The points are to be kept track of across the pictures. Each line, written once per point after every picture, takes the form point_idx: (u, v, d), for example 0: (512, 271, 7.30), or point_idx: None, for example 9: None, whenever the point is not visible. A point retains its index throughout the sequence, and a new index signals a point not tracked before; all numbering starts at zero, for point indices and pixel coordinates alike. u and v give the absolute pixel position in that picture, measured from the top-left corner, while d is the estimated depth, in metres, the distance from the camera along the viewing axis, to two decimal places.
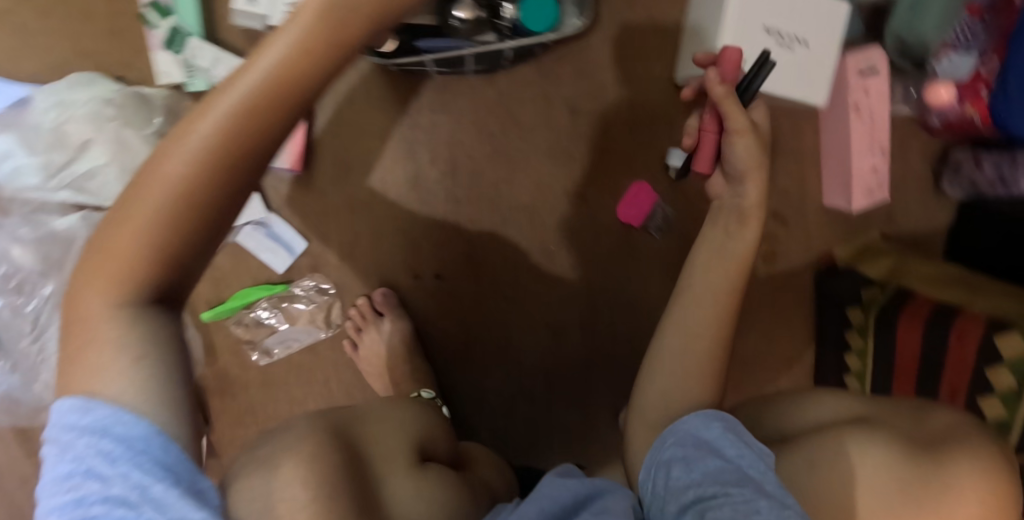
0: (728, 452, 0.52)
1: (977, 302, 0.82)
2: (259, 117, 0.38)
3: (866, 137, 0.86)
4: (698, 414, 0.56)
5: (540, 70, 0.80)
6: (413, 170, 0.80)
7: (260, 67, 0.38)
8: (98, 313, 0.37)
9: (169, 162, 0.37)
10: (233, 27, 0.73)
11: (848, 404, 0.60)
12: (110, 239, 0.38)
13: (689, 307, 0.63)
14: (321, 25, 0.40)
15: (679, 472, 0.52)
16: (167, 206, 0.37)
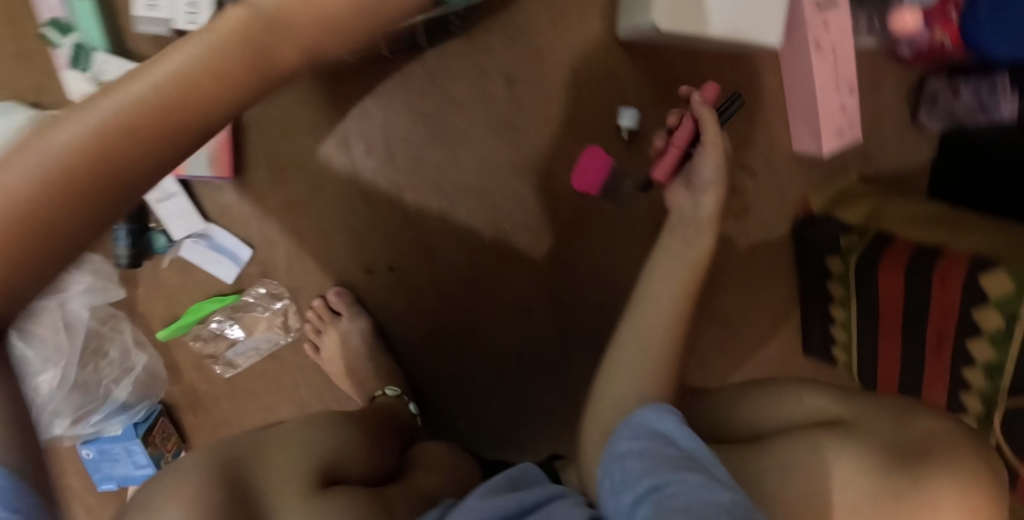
0: (684, 444, 0.50)
1: (959, 241, 0.77)
2: (150, 122, 0.39)
3: (830, 75, 0.80)
4: (651, 405, 0.54)
5: (468, 41, 0.75)
6: (350, 162, 0.77)
7: (160, 76, 0.40)
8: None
9: (39, 153, 0.36)
10: (142, 35, 0.71)
11: (827, 403, 0.58)
12: None
13: (640, 308, 0.63)
14: (235, 40, 0.42)
15: (634, 465, 0.49)
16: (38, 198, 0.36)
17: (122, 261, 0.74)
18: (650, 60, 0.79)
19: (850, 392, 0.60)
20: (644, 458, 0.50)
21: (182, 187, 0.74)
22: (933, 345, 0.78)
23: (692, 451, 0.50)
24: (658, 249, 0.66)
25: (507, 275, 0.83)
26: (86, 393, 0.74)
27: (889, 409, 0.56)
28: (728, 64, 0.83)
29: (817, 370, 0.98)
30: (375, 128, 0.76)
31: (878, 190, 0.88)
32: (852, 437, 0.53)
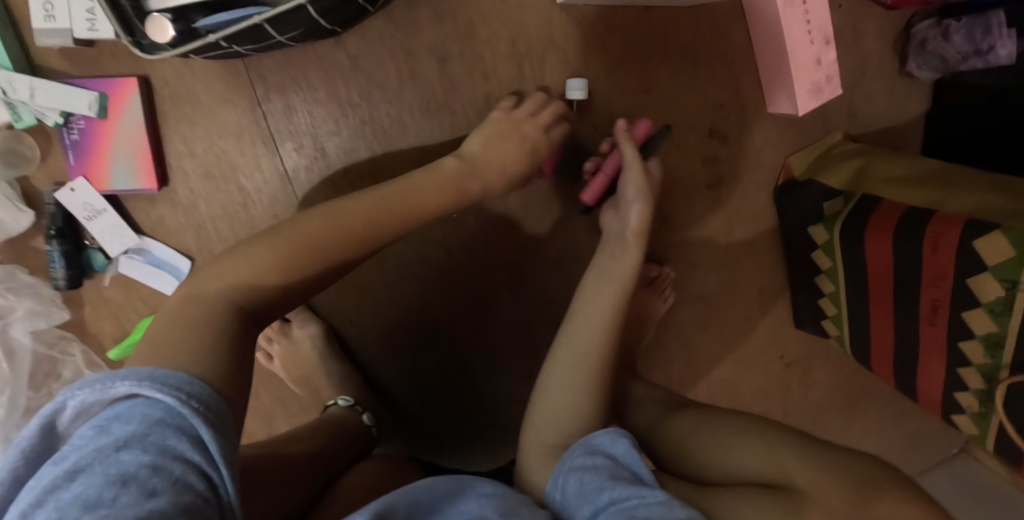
0: (636, 463, 0.51)
1: (952, 202, 0.68)
2: (372, 223, 0.57)
3: (801, 24, 0.71)
4: (605, 431, 0.55)
5: (393, 20, 0.69)
6: (280, 165, 0.72)
7: (422, 185, 0.61)
8: (201, 311, 0.47)
9: (322, 214, 0.56)
10: (47, 47, 0.67)
11: (780, 454, 0.55)
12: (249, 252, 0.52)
13: (580, 330, 0.64)
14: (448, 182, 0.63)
15: (590, 479, 0.49)
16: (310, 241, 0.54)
17: (60, 284, 0.72)
18: (600, 27, 0.74)
19: (811, 446, 0.55)
20: (599, 473, 0.50)
21: (109, 202, 0.71)
22: (928, 316, 0.69)
23: (642, 466, 0.50)
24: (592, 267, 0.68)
25: (461, 269, 0.79)
26: None
27: (852, 470, 0.51)
28: (689, 22, 0.76)
29: (808, 343, 0.91)
30: (303, 125, 0.71)
31: (869, 149, 0.80)
32: (794, 505, 0.49)
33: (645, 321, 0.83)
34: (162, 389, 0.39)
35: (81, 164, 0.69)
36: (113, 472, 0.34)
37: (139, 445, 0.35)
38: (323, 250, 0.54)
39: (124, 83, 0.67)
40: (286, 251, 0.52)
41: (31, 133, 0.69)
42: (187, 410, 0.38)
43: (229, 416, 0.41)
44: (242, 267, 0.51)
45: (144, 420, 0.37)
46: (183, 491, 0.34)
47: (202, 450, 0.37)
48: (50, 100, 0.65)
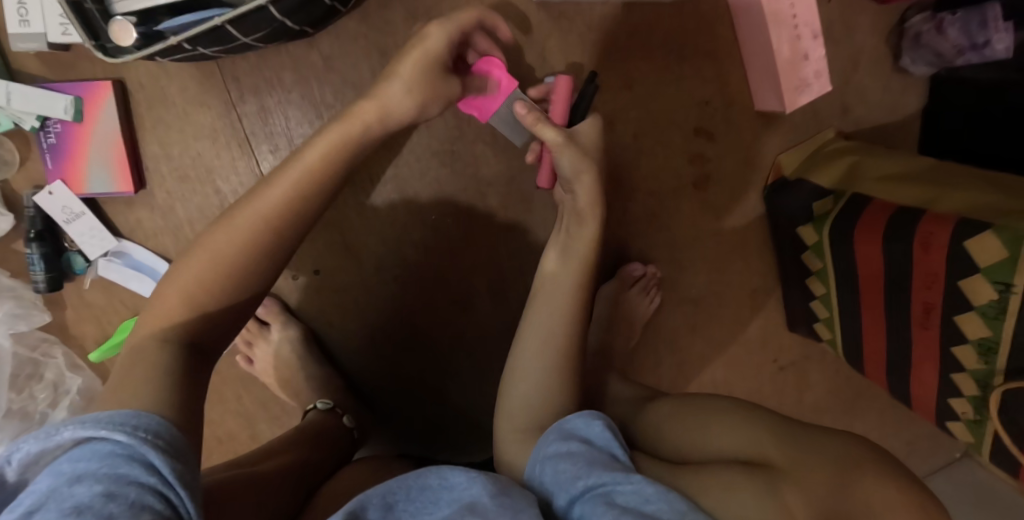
0: (612, 447, 0.52)
1: (942, 200, 0.65)
2: (294, 207, 0.54)
3: (787, 19, 0.69)
4: (580, 413, 0.56)
5: (367, 19, 0.68)
6: (255, 167, 0.72)
7: (301, 165, 0.55)
8: (135, 358, 0.47)
9: (243, 217, 0.53)
10: (23, 51, 0.67)
11: (759, 435, 0.55)
12: (180, 276, 0.52)
13: (538, 327, 0.64)
14: (337, 144, 0.56)
15: (565, 467, 0.49)
16: (242, 243, 0.53)
17: (41, 287, 0.72)
18: (579, 24, 0.72)
19: (783, 425, 0.55)
20: (574, 457, 0.50)
21: (88, 205, 0.71)
22: (920, 320, 0.67)
23: (617, 449, 0.52)
24: (552, 246, 0.68)
25: (441, 269, 0.79)
26: (23, 419, 0.73)
27: (826, 447, 0.50)
28: (671, 18, 0.74)
29: (801, 346, 0.89)
30: (277, 126, 0.71)
31: (863, 146, 0.77)
32: (766, 478, 0.49)
33: (630, 321, 0.81)
34: (107, 425, 0.37)
35: (59, 167, 0.69)
36: (66, 506, 0.32)
37: (92, 477, 0.33)
38: (238, 261, 0.52)
39: (99, 86, 0.67)
40: (204, 272, 0.51)
41: (10, 137, 0.70)
42: (135, 441, 0.37)
43: (184, 445, 0.39)
44: (167, 308, 0.50)
45: (95, 455, 0.35)
46: (141, 512, 0.32)
47: (158, 474, 0.35)
48: (27, 104, 0.65)
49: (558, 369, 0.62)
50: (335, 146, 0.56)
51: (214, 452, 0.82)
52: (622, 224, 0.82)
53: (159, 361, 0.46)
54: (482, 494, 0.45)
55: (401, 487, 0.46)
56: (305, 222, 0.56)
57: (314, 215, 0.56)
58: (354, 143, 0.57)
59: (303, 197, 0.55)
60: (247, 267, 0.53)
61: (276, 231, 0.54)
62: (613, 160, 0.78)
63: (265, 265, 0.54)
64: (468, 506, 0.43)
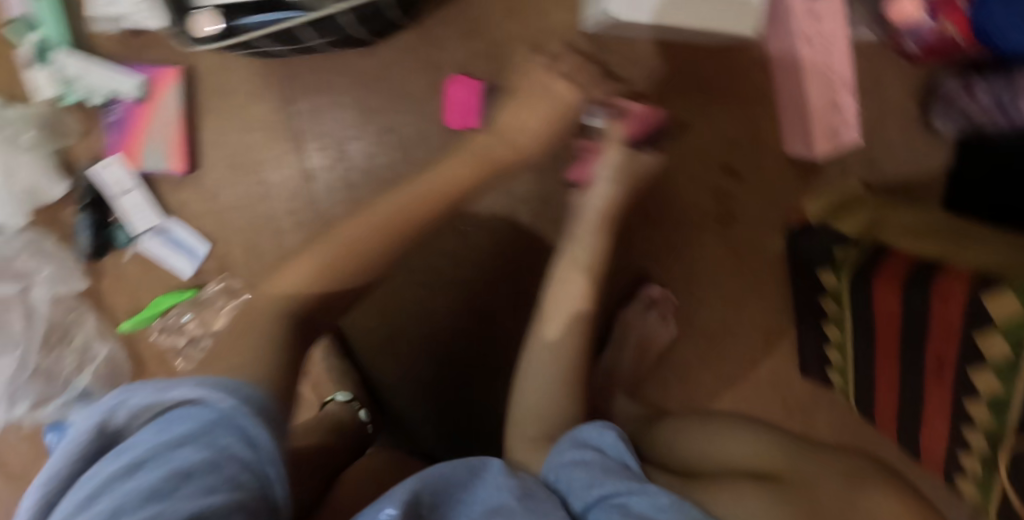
0: (626, 458, 0.54)
1: (960, 254, 0.67)
2: (430, 208, 0.61)
3: (821, 70, 0.72)
4: (593, 423, 0.56)
5: (422, 35, 0.73)
6: (303, 162, 0.75)
7: (424, 184, 0.61)
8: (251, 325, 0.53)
9: (369, 219, 0.59)
10: (101, 32, 0.72)
11: (768, 450, 0.59)
12: (297, 257, 0.57)
13: (554, 344, 0.64)
14: (475, 160, 0.64)
15: (581, 474, 0.50)
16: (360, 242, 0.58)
17: (84, 253, 0.76)
18: (622, 59, 0.76)
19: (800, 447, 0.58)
20: (591, 467, 0.51)
21: (139, 181, 0.74)
22: (933, 370, 0.67)
23: (630, 459, 0.54)
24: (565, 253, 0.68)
25: (469, 277, 0.81)
26: (48, 381, 0.76)
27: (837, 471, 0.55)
28: (709, 60, 0.78)
29: (812, 393, 0.89)
30: (326, 126, 0.74)
31: (888, 197, 0.79)
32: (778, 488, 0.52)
33: (644, 347, 0.83)
34: (212, 394, 0.41)
35: (119, 142, 0.73)
36: (172, 466, 0.35)
37: (196, 440, 0.37)
38: (351, 256, 0.57)
39: (166, 71, 0.71)
40: (314, 263, 0.56)
41: (74, 111, 0.74)
42: (237, 413, 0.40)
43: (276, 415, 0.44)
44: (281, 282, 0.55)
45: (200, 421, 0.39)
46: (235, 486, 0.35)
47: (253, 448, 0.39)
48: (100, 80, 0.70)
49: (572, 382, 0.63)
50: (464, 175, 0.62)
51: None
52: (647, 254, 0.84)
53: (265, 331, 0.52)
54: (509, 498, 0.47)
55: (447, 475, 0.48)
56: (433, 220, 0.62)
57: (422, 226, 0.61)
58: (477, 170, 0.63)
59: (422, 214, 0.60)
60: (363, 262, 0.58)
61: (401, 234, 0.59)
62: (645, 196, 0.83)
63: (370, 266, 0.58)
64: (493, 510, 0.45)
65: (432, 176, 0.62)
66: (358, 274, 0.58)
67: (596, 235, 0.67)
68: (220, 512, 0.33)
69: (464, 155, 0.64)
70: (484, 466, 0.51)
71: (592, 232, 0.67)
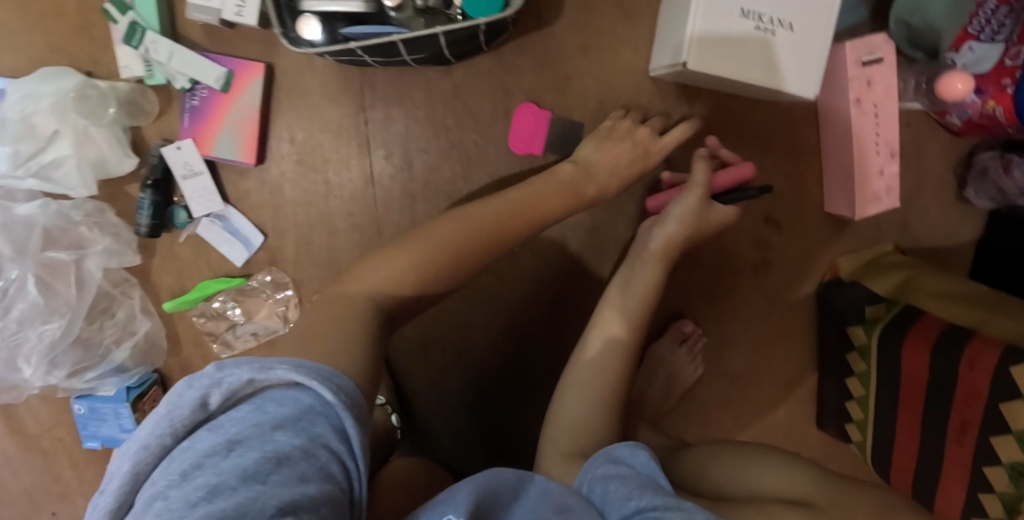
0: (659, 478, 0.51)
1: (989, 323, 0.70)
2: (524, 221, 0.64)
3: (869, 136, 0.76)
4: (626, 443, 0.55)
5: (499, 61, 0.76)
6: (368, 166, 0.78)
7: (516, 197, 0.65)
8: (332, 312, 0.53)
9: (473, 212, 0.63)
10: (192, 21, 0.74)
11: (804, 482, 0.60)
12: (379, 261, 0.58)
13: (595, 371, 0.66)
14: (567, 184, 0.68)
15: (616, 487, 0.50)
16: (456, 240, 0.60)
17: (142, 231, 0.77)
18: (685, 105, 0.79)
19: (836, 483, 0.60)
20: (625, 481, 0.50)
21: (207, 166, 0.76)
22: (955, 435, 0.68)
23: (663, 479, 0.51)
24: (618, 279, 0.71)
25: (513, 295, 0.83)
26: (87, 349, 0.77)
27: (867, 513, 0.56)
28: (763, 115, 0.82)
29: (825, 446, 0.91)
30: (395, 135, 0.77)
31: (923, 263, 0.81)
32: None
33: (672, 384, 0.85)
34: (317, 379, 0.42)
35: (194, 127, 0.75)
36: (269, 450, 0.36)
37: (297, 425, 0.38)
38: (441, 261, 0.59)
39: (251, 66, 0.74)
40: (403, 264, 0.57)
41: (155, 91, 0.76)
42: (337, 403, 0.41)
43: (362, 405, 0.44)
44: (361, 282, 0.56)
45: (297, 405, 0.39)
46: (326, 479, 0.37)
47: (346, 440, 0.40)
48: (184, 66, 0.72)
49: (612, 406, 0.65)
50: (556, 198, 0.67)
51: None
52: (683, 291, 0.87)
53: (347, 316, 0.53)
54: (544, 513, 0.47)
55: (496, 486, 0.48)
56: (525, 236, 0.65)
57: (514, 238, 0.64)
58: (563, 198, 0.67)
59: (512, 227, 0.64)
60: (456, 261, 0.60)
61: (499, 239, 0.63)
62: None
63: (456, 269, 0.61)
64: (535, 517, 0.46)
65: (527, 192, 0.66)
66: (436, 283, 0.59)
67: (655, 268, 0.70)
68: (308, 504, 0.34)
69: (550, 180, 0.68)
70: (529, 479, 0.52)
71: (653, 262, 0.70)
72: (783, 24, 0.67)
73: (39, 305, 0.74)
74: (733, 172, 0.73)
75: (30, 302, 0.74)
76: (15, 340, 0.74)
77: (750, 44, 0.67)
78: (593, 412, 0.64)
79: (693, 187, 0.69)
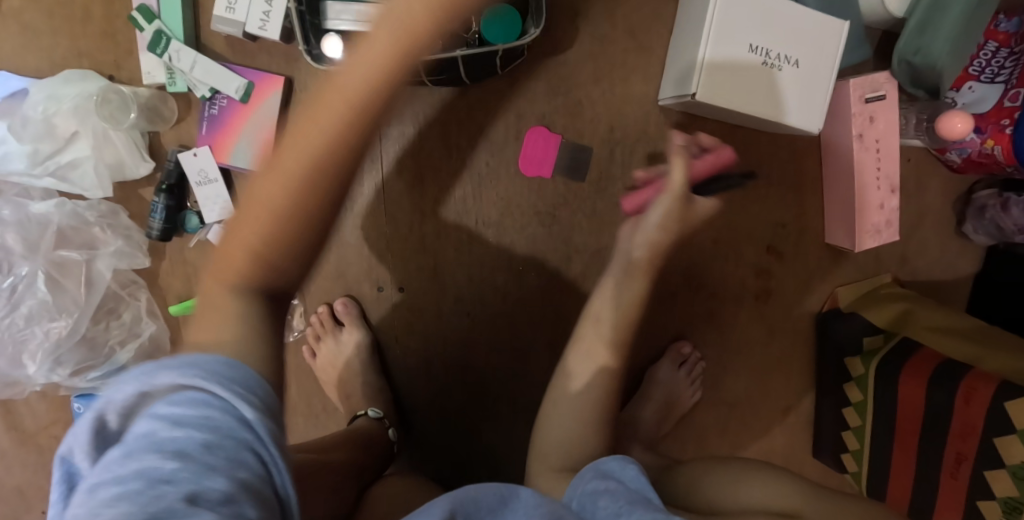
0: (647, 492, 0.50)
1: (984, 360, 0.71)
2: (394, 67, 0.43)
3: (871, 171, 0.78)
4: (615, 457, 0.55)
5: (513, 84, 0.78)
6: (379, 180, 0.79)
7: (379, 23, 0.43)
8: (213, 306, 0.45)
9: (320, 116, 0.44)
10: (216, 32, 0.76)
11: (791, 492, 0.61)
12: (230, 240, 0.47)
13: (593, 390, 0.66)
14: None
15: (607, 503, 0.48)
16: (310, 160, 0.44)
17: (153, 234, 0.77)
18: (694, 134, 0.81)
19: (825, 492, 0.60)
20: (615, 496, 0.49)
21: (222, 174, 0.78)
22: (950, 468, 0.69)
23: (652, 494, 0.50)
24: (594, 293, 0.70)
25: (515, 314, 0.83)
26: (91, 349, 0.78)
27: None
28: (768, 146, 0.84)
29: (822, 476, 0.91)
30: (409, 152, 0.79)
31: (917, 296, 0.83)
32: None
33: (671, 407, 0.86)
34: (205, 376, 0.38)
35: (211, 135, 0.77)
36: (167, 450, 0.33)
37: (193, 423, 0.35)
38: (294, 208, 0.45)
39: (271, 79, 0.76)
40: (255, 233, 0.46)
41: (175, 98, 0.78)
42: (232, 396, 0.37)
43: (274, 396, 0.41)
44: (228, 263, 0.47)
45: (192, 401, 0.36)
46: (239, 469, 0.34)
47: (254, 430, 0.36)
48: (206, 75, 0.74)
49: (608, 424, 0.65)
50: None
51: None
52: (684, 317, 0.88)
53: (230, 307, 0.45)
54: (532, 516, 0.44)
55: (478, 497, 0.45)
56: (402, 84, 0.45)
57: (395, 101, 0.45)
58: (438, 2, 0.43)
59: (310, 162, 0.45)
60: (319, 172, 0.45)
61: (373, 120, 0.44)
62: (692, 262, 0.86)
63: (321, 209, 0.46)
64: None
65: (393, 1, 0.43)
66: (308, 225, 0.46)
67: (642, 281, 0.69)
68: (223, 495, 0.32)
69: None
70: (516, 489, 0.48)
71: (638, 275, 0.69)
72: (789, 60, 0.69)
73: (47, 303, 0.75)
74: (715, 158, 0.70)
75: (39, 300, 0.75)
76: (18, 334, 0.75)
77: (758, 77, 0.69)
78: (592, 429, 0.64)
79: (668, 190, 0.66)
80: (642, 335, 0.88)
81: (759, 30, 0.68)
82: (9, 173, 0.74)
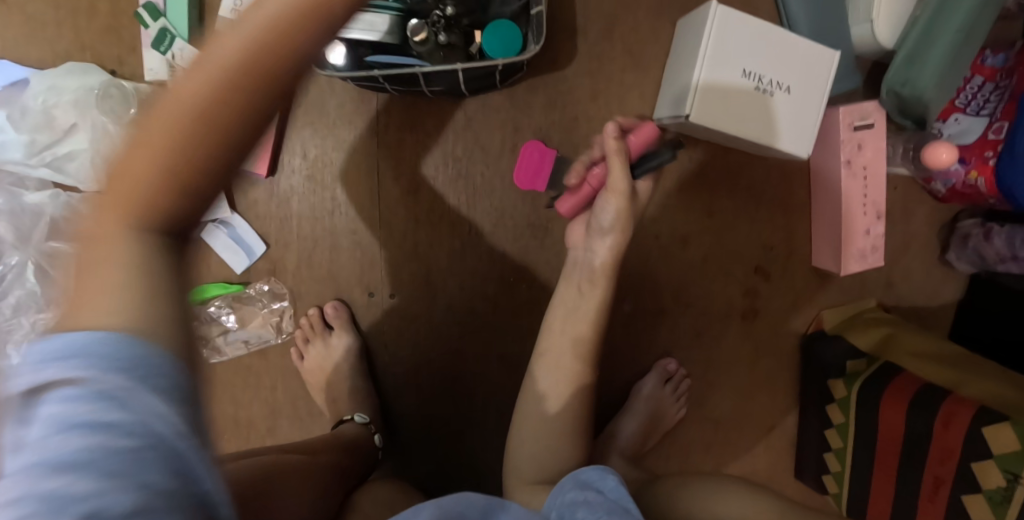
0: (626, 501, 0.49)
1: (964, 386, 0.72)
2: None
3: (857, 196, 0.80)
4: (597, 466, 0.54)
5: (511, 98, 0.79)
6: (376, 187, 0.80)
7: None
8: (103, 256, 0.32)
9: None
10: None
11: (766, 507, 0.62)
12: (127, 153, 0.32)
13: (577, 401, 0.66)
14: None
15: (584, 514, 0.46)
16: (255, 39, 0.32)
17: None
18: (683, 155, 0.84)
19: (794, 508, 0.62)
20: (595, 508, 0.47)
21: None
22: (927, 492, 0.70)
23: (630, 503, 0.48)
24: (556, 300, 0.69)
25: (504, 324, 0.83)
26: None
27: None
28: (758, 169, 0.86)
29: (804, 498, 0.91)
30: (405, 159, 0.80)
31: (901, 321, 0.84)
32: None
33: (655, 423, 0.86)
34: (88, 364, 0.29)
35: None
36: (49, 463, 0.27)
37: (76, 428, 0.27)
38: (218, 99, 0.31)
39: None
40: (160, 137, 0.31)
41: None
42: (126, 385, 0.29)
43: (189, 381, 0.31)
44: (121, 186, 0.32)
45: (73, 398, 0.28)
46: (146, 484, 0.28)
47: (159, 430, 0.29)
48: None
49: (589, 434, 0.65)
50: None
51: (229, 434, 0.84)
52: (671, 333, 0.89)
53: (129, 265, 0.32)
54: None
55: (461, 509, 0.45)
56: None
57: None
58: None
59: (224, 65, 0.32)
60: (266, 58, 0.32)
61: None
62: (680, 279, 0.87)
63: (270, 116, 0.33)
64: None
65: None
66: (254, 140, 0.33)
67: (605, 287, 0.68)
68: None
69: None
70: (500, 508, 0.47)
71: (600, 282, 0.67)
72: (780, 86, 0.71)
73: (35, 293, 0.75)
74: (638, 136, 0.63)
75: (27, 290, 0.75)
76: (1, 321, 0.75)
77: (750, 101, 0.71)
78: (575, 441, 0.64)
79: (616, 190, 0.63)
80: (628, 351, 0.89)
81: (751, 56, 0.70)
82: (4, 161, 0.74)
